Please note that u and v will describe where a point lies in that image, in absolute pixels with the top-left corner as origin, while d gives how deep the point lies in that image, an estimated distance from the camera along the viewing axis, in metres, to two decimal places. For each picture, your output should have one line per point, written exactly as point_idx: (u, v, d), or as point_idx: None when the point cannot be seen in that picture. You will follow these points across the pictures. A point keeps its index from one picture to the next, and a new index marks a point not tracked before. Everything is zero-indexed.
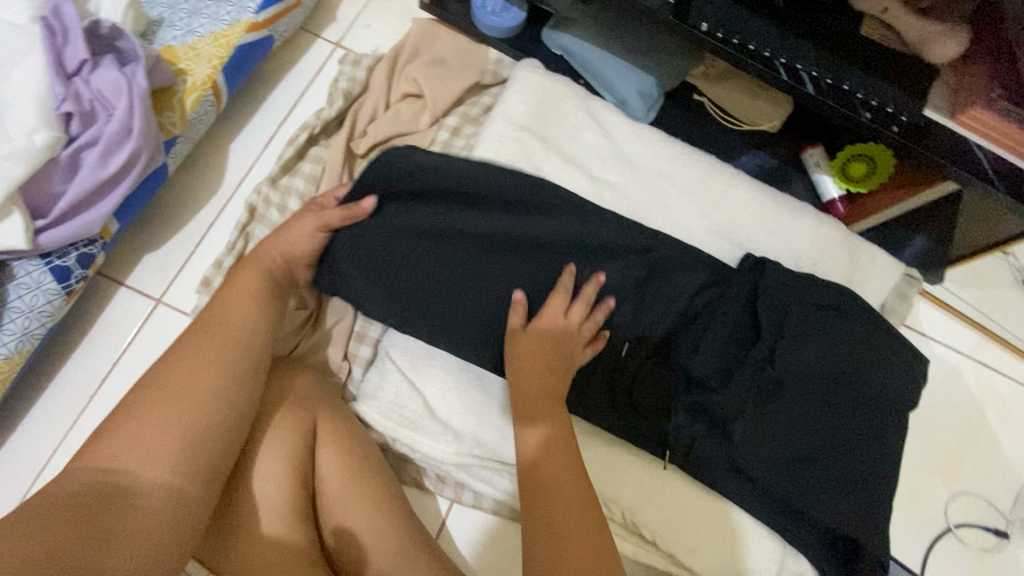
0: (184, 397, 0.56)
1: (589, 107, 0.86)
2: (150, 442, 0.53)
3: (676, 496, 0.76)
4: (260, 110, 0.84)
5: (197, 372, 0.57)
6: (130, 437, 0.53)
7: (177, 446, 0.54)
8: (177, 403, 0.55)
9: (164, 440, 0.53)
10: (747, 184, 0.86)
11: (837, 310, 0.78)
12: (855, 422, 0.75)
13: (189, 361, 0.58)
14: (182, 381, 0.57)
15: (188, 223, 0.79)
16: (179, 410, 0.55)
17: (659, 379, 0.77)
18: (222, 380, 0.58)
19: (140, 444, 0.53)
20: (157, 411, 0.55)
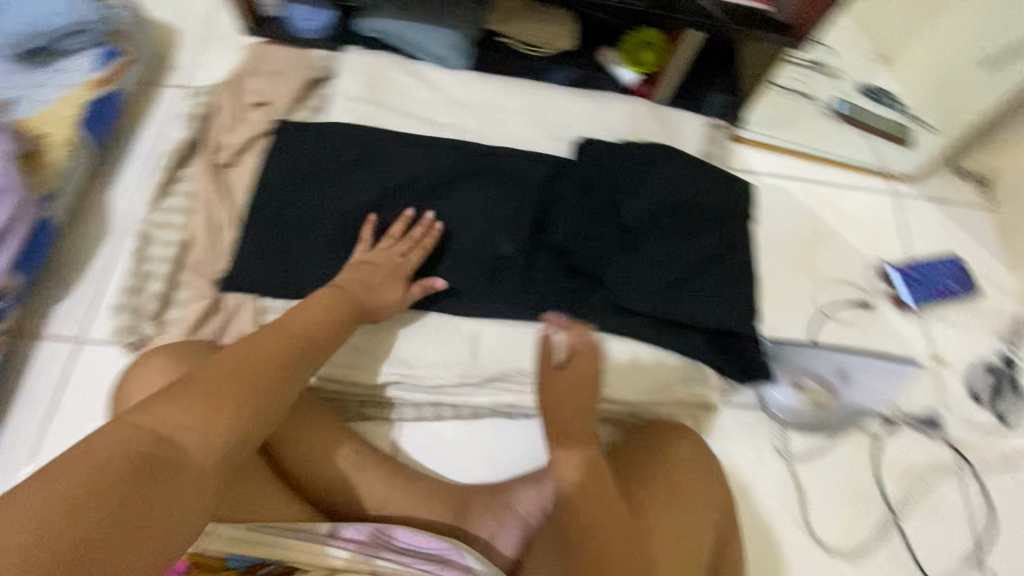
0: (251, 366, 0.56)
1: (413, 70, 1.00)
2: (191, 419, 0.50)
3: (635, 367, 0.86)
4: (129, 157, 0.94)
5: (249, 367, 0.57)
6: (165, 411, 0.50)
7: (224, 419, 0.52)
8: (242, 376, 0.55)
9: (220, 412, 0.52)
10: (559, 92, 1.02)
11: (653, 162, 0.95)
12: (693, 241, 0.91)
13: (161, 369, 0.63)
14: (227, 364, 0.56)
15: (90, 267, 0.87)
16: (224, 391, 0.53)
17: (537, 262, 0.90)
18: (271, 380, 0.58)
19: (180, 417, 0.50)
20: (220, 388, 0.54)
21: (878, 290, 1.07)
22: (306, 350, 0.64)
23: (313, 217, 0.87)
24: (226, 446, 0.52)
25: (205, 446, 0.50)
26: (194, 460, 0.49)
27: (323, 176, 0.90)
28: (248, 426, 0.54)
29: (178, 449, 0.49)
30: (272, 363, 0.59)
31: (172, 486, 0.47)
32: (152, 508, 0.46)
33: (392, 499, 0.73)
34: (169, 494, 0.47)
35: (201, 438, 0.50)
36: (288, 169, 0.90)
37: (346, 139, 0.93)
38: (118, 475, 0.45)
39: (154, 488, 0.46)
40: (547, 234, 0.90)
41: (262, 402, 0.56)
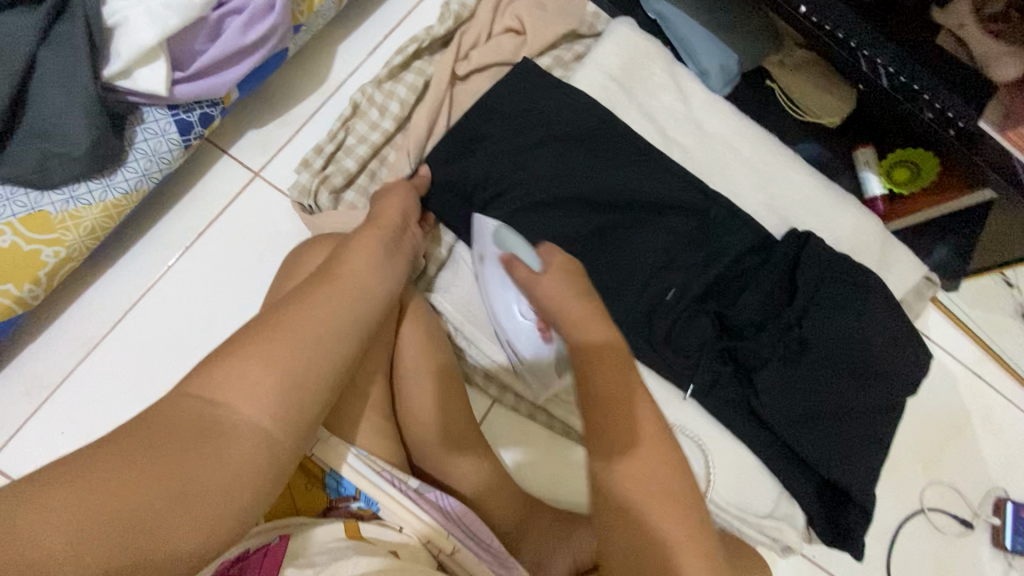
0: (274, 348, 0.53)
1: (674, 71, 0.93)
2: (239, 382, 0.50)
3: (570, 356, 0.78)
4: (372, 19, 0.91)
5: (298, 323, 0.55)
6: (221, 371, 0.52)
7: (267, 403, 0.51)
8: (277, 350, 0.53)
9: (268, 379, 0.51)
10: (803, 167, 0.93)
11: (864, 290, 0.86)
12: (859, 391, 0.82)
13: (317, 279, 0.61)
14: (280, 345, 0.53)
15: (294, 107, 0.86)
16: (257, 365, 0.51)
17: (696, 325, 0.85)
18: (319, 338, 0.55)
19: (237, 375, 0.51)
20: (262, 348, 0.53)
21: (986, 519, 0.99)
22: (359, 309, 0.60)
23: (516, 173, 0.84)
24: (280, 411, 0.51)
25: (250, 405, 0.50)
26: (246, 418, 0.50)
27: (543, 135, 0.86)
28: (291, 381, 0.52)
29: (233, 406, 0.50)
30: (312, 321, 0.56)
31: (228, 443, 0.48)
32: (204, 466, 0.47)
33: (470, 481, 0.72)
34: (225, 449, 0.48)
35: (250, 399, 0.50)
36: (516, 110, 0.86)
37: (581, 108, 0.88)
38: (176, 437, 0.48)
39: (215, 442, 0.48)
40: (722, 302, 0.86)
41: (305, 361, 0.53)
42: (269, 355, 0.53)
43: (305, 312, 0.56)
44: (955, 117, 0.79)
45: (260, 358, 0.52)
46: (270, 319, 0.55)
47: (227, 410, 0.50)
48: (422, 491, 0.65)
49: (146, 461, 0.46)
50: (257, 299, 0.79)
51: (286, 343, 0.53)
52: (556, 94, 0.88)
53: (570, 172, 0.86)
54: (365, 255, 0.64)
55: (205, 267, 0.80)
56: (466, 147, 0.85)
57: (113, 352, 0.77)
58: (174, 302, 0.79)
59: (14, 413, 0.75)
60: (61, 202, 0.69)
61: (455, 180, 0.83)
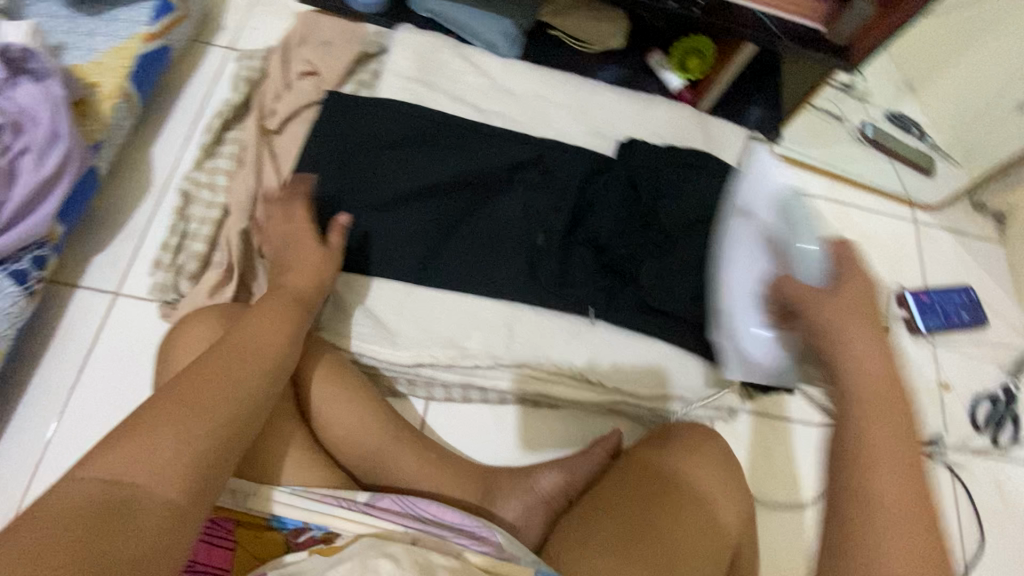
0: (180, 420, 0.50)
1: (464, 53, 1.00)
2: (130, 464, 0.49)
3: (495, 330, 0.87)
4: (174, 115, 0.94)
5: (199, 396, 0.53)
6: (114, 457, 0.47)
7: (181, 472, 0.48)
8: (191, 422, 0.51)
9: (179, 452, 0.48)
10: (606, 89, 1.02)
11: (696, 168, 0.96)
12: (729, 252, 0.91)
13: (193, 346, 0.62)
14: (194, 410, 0.51)
15: (130, 219, 0.87)
16: (161, 445, 0.48)
17: (573, 255, 0.90)
18: (227, 407, 0.54)
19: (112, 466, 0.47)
20: (156, 426, 0.49)
21: (895, 315, 1.10)
22: (243, 361, 0.58)
23: (358, 191, 0.89)
24: (190, 488, 0.48)
25: (162, 476, 0.47)
26: (172, 486, 0.47)
27: (369, 149, 0.91)
28: (205, 452, 0.50)
29: (138, 489, 0.46)
30: (222, 393, 0.54)
31: (140, 518, 0.45)
32: (112, 555, 0.43)
33: (419, 473, 0.74)
34: (135, 531, 0.44)
35: (156, 477, 0.47)
36: (337, 138, 0.91)
37: (395, 114, 0.93)
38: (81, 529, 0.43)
39: (127, 527, 0.44)
40: (587, 229, 0.91)
41: (213, 437, 0.51)
42: (180, 428, 0.50)
43: (210, 383, 0.55)
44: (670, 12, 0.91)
45: (170, 430, 0.49)
46: (161, 405, 0.51)
47: (134, 489, 0.46)
48: (373, 501, 0.67)
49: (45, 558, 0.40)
50: (145, 389, 0.79)
51: (190, 414, 0.51)
52: (368, 110, 0.93)
53: (408, 171, 0.90)
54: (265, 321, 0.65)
55: (97, 397, 0.79)
56: (302, 187, 0.87)
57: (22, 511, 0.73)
58: (74, 436, 0.77)
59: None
60: None
61: (302, 220, 0.86)
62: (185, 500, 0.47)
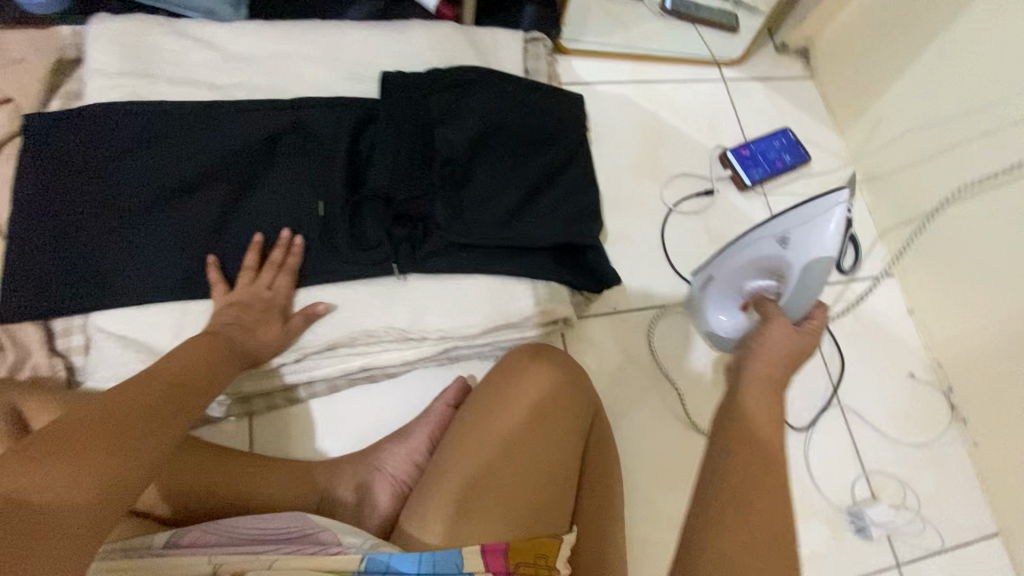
0: (80, 436, 0.44)
1: (179, 30, 0.88)
2: None
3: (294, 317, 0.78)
4: None
5: (115, 408, 0.48)
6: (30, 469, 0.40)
7: (100, 480, 0.43)
8: (118, 433, 0.46)
9: (98, 459, 0.43)
10: (354, 28, 0.93)
11: (467, 87, 0.90)
12: (520, 166, 0.88)
13: None
14: (102, 422, 0.46)
15: None
16: (96, 446, 0.44)
17: (362, 215, 0.82)
18: (137, 421, 0.48)
19: None
20: (82, 431, 0.45)
21: (721, 177, 1.09)
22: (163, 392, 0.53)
23: (92, 216, 0.77)
24: (97, 500, 0.42)
25: (64, 504, 0.40)
26: (59, 523, 0.40)
27: (94, 167, 0.79)
28: (112, 478, 0.43)
29: (42, 498, 0.40)
30: (138, 407, 0.49)
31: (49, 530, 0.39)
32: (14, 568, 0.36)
33: (241, 490, 0.69)
34: (37, 549, 0.38)
35: (62, 487, 0.41)
36: (51, 165, 0.78)
37: (112, 117, 0.81)
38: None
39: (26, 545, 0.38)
40: (369, 182, 0.83)
41: (129, 447, 0.46)
42: (89, 437, 0.44)
43: (128, 398, 0.50)
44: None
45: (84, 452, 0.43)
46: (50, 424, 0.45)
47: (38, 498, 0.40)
48: (173, 540, 0.57)
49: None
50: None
51: (109, 426, 0.46)
52: (79, 123, 0.80)
53: (148, 178, 0.79)
54: (179, 356, 0.61)
55: None
56: (26, 233, 0.76)
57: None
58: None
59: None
60: None
61: (36, 269, 0.75)
62: (76, 537, 0.40)
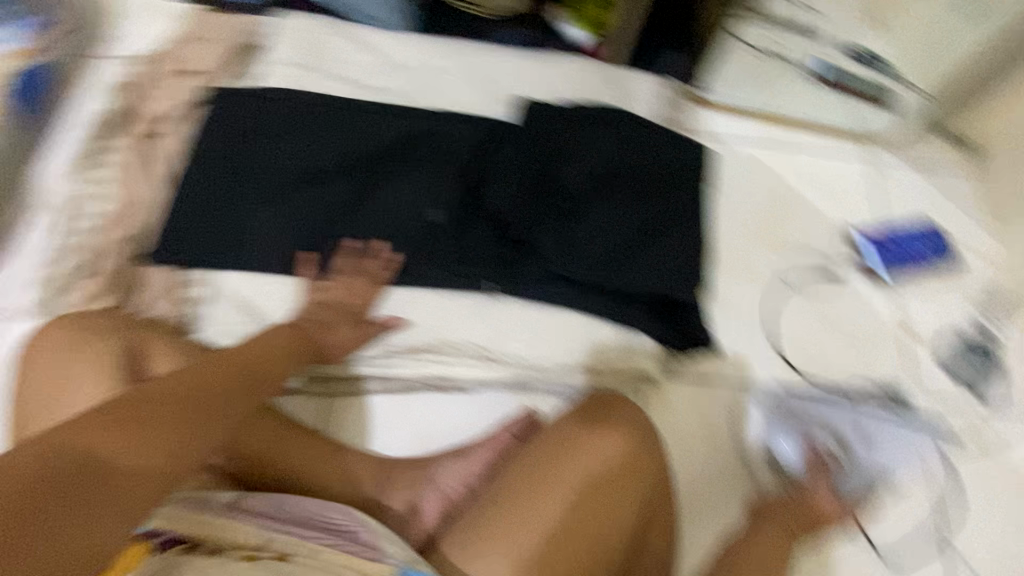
0: (154, 410, 0.52)
1: (348, 32, 0.96)
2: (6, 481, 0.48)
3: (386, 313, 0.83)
4: (54, 127, 0.92)
5: (189, 388, 0.56)
6: (113, 432, 0.48)
7: (166, 449, 0.50)
8: (185, 410, 0.54)
9: (164, 432, 0.51)
10: (500, 52, 0.99)
11: (597, 125, 0.91)
12: (636, 209, 0.86)
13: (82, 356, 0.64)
14: (174, 398, 0.54)
15: (11, 238, 0.85)
16: (164, 419, 0.52)
17: (473, 229, 0.85)
18: (204, 401, 0.56)
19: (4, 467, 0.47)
20: (153, 407, 0.52)
21: (848, 260, 1.00)
22: (237, 386, 0.60)
23: (240, 184, 0.85)
24: (160, 464, 0.49)
25: (134, 466, 0.47)
26: (125, 482, 0.46)
27: (252, 142, 0.88)
28: (169, 457, 0.50)
29: (114, 459, 0.47)
30: (209, 390, 0.57)
31: (111, 486, 0.46)
32: (78, 516, 0.43)
33: (301, 469, 0.72)
34: (100, 502, 0.45)
35: (128, 451, 0.48)
36: (218, 133, 0.88)
37: (278, 102, 0.90)
38: (47, 493, 0.43)
39: (94, 496, 0.45)
40: (486, 197, 0.86)
41: (193, 425, 0.53)
42: (158, 412, 0.52)
43: (199, 380, 0.58)
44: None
45: (157, 425, 0.51)
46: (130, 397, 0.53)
47: (108, 455, 0.47)
48: (239, 501, 0.62)
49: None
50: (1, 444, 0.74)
51: (178, 404, 0.54)
52: (250, 102, 0.90)
53: (294, 160, 0.87)
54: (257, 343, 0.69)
55: None
56: (183, 188, 0.85)
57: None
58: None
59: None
60: None
61: (182, 221, 0.83)
62: (132, 501, 0.46)
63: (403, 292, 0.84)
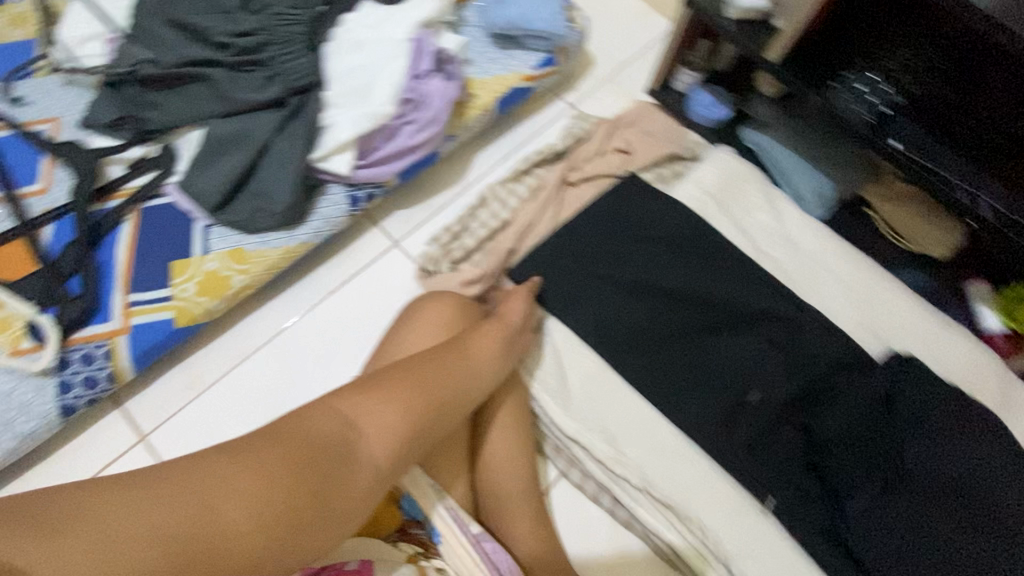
0: (392, 398, 0.65)
1: (770, 195, 1.01)
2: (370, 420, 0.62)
3: (660, 453, 0.84)
4: (506, 137, 1.13)
5: (426, 380, 0.68)
6: (358, 402, 0.63)
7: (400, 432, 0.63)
8: (413, 397, 0.66)
9: (400, 423, 0.63)
10: (897, 289, 0.93)
11: (987, 431, 0.75)
12: (982, 550, 0.69)
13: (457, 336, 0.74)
14: (404, 389, 0.66)
15: (434, 197, 1.06)
16: (398, 405, 0.64)
17: (778, 433, 0.83)
18: (432, 390, 0.68)
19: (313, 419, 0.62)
20: (391, 393, 0.65)
21: None
22: (447, 374, 0.71)
23: (611, 264, 0.95)
24: (396, 448, 0.62)
25: (378, 441, 0.61)
26: (368, 453, 0.60)
27: (636, 235, 0.97)
28: (405, 429, 0.63)
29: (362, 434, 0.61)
30: (435, 379, 0.69)
31: (362, 455, 0.59)
32: (344, 482, 0.57)
33: (527, 540, 0.74)
34: (356, 466, 0.58)
35: (376, 435, 0.61)
36: (617, 213, 0.99)
37: (675, 216, 0.98)
38: (314, 455, 0.57)
39: (353, 461, 0.58)
40: (808, 416, 0.83)
41: (424, 412, 0.66)
42: (394, 399, 0.65)
43: (423, 370, 0.70)
44: (960, 103, 0.85)
45: (387, 400, 0.64)
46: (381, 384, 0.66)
47: (358, 435, 0.60)
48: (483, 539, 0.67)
49: (264, 463, 0.55)
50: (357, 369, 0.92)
51: (410, 390, 0.66)
52: (654, 204, 0.99)
53: (660, 271, 0.94)
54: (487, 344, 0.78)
55: (340, 310, 0.96)
56: (566, 237, 0.97)
57: (229, 418, 0.88)
58: (283, 374, 0.91)
59: (139, 397, 0.88)
60: (257, 243, 0.91)
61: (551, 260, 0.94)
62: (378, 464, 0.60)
63: (682, 442, 0.85)
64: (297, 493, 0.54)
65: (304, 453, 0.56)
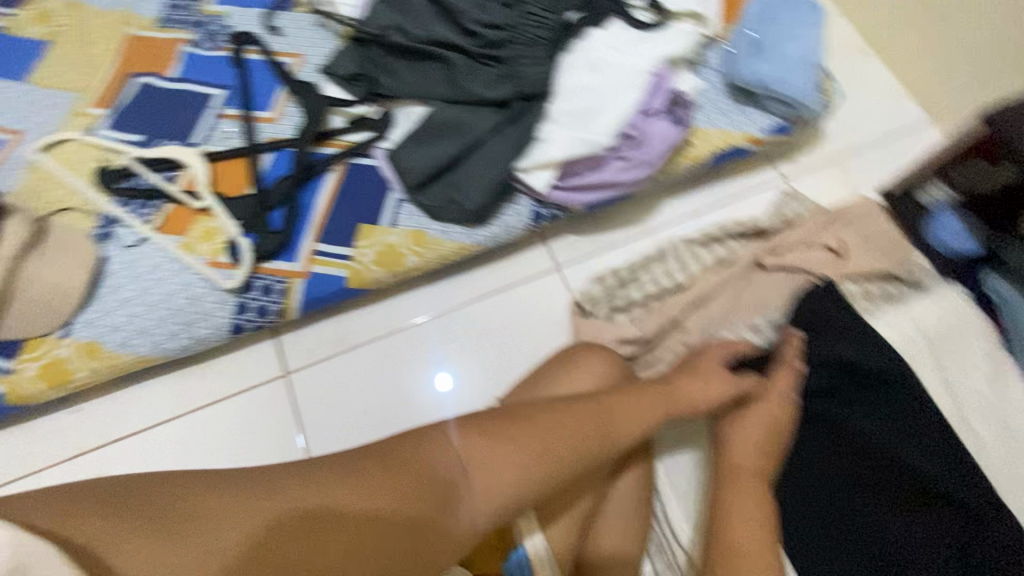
0: (529, 441, 0.64)
1: (998, 366, 0.83)
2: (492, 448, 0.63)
3: None
4: (705, 193, 1.05)
5: (571, 428, 0.67)
6: (494, 437, 0.64)
7: (527, 478, 0.63)
8: (552, 445, 0.65)
9: (531, 465, 0.63)
10: None
11: None
12: None
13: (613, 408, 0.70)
14: (546, 431, 0.65)
15: (611, 233, 1.02)
16: (534, 450, 0.64)
17: None
18: (571, 441, 0.66)
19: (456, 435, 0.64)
20: (531, 434, 0.65)
21: None
22: (587, 432, 0.67)
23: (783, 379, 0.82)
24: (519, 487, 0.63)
25: (505, 482, 0.62)
26: (486, 488, 0.61)
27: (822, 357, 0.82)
28: (531, 473, 0.63)
29: (491, 468, 0.62)
30: (579, 430, 0.67)
31: (485, 489, 0.61)
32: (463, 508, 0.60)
33: None
34: (481, 496, 0.61)
35: (504, 472, 0.62)
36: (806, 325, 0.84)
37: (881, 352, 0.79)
38: (441, 484, 0.60)
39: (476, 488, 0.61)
40: None
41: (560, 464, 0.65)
42: (529, 442, 0.64)
43: (569, 417, 0.68)
44: None
45: (520, 441, 0.64)
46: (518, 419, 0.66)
47: (490, 469, 0.62)
48: None
49: (393, 485, 0.57)
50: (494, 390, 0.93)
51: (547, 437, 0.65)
52: (857, 327, 0.81)
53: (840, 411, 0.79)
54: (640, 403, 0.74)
55: (489, 318, 0.96)
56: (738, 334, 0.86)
57: (363, 386, 0.92)
58: (422, 361, 0.94)
59: (296, 335, 0.94)
60: (438, 230, 0.93)
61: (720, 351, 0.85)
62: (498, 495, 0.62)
63: None
64: (422, 516, 0.57)
65: (434, 474, 0.59)
